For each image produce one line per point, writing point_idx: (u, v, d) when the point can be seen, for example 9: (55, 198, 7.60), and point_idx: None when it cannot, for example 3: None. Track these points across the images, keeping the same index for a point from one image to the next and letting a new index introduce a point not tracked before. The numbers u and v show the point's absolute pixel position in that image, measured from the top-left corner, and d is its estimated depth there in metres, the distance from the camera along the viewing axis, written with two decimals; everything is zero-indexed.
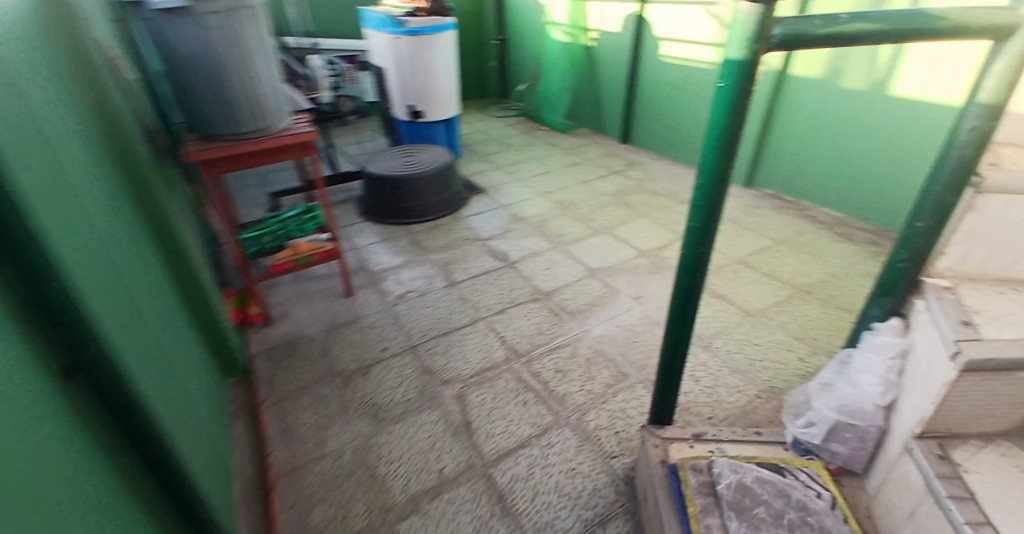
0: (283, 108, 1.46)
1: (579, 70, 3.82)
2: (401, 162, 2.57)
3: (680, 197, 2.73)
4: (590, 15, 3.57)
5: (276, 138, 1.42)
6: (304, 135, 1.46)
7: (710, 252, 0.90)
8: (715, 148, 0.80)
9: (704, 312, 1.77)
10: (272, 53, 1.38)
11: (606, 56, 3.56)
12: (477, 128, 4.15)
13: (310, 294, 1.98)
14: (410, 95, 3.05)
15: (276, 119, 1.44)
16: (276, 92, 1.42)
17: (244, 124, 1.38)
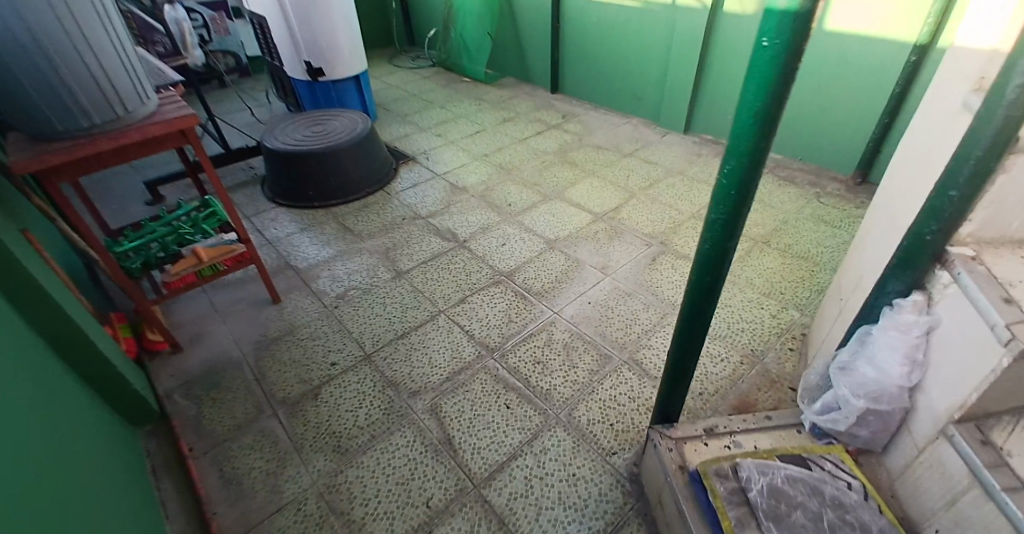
0: (145, 88, 1.13)
1: (495, 14, 3.46)
2: (311, 132, 2.23)
3: (623, 150, 2.62)
4: None
5: (144, 128, 1.11)
6: (181, 120, 1.15)
7: (734, 247, 0.73)
8: (750, 128, 0.62)
9: (672, 276, 1.69)
10: (112, 13, 1.04)
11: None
12: (393, 84, 3.75)
13: (230, 305, 1.69)
14: (306, 49, 2.63)
15: (138, 103, 1.11)
16: (129, 66, 1.08)
17: (93, 113, 1.04)
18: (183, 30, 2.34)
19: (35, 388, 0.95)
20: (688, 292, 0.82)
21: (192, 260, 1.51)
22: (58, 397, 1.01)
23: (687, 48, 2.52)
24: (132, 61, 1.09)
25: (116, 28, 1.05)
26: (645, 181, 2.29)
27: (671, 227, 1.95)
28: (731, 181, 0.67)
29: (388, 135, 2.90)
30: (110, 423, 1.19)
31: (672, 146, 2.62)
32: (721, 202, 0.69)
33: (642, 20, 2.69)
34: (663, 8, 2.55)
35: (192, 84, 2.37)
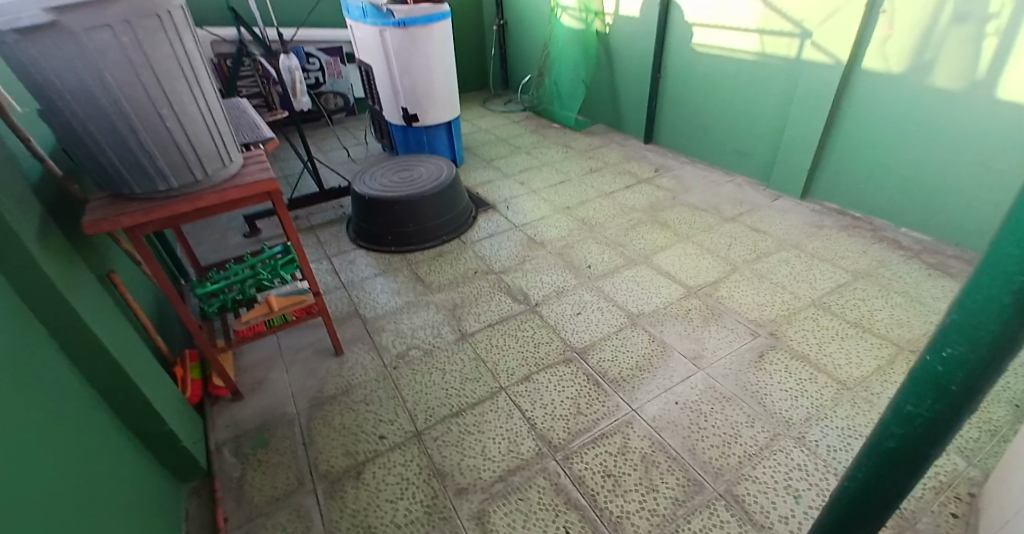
0: (229, 150, 1.08)
1: (593, 59, 3.35)
2: (397, 178, 2.19)
3: (725, 213, 2.33)
4: None
5: (222, 191, 1.06)
6: (260, 184, 1.09)
7: (938, 452, 0.51)
8: (987, 303, 0.42)
9: (783, 384, 1.40)
10: (206, 81, 1.00)
11: (623, 43, 3.12)
12: (483, 125, 3.74)
13: (295, 351, 1.59)
14: (403, 96, 2.66)
15: (219, 166, 1.06)
16: (215, 130, 1.03)
17: (169, 179, 1.00)
18: (294, 78, 2.34)
19: (83, 456, 0.89)
20: (842, 481, 0.60)
21: (263, 308, 1.42)
22: (106, 465, 0.94)
23: (814, 104, 2.21)
24: (218, 125, 1.04)
25: (204, 92, 1.00)
26: (751, 254, 2.00)
27: (781, 316, 1.65)
28: (950, 370, 0.45)
29: (473, 179, 2.84)
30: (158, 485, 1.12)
31: (785, 213, 2.29)
32: (920, 394, 0.48)
33: (758, 73, 2.43)
34: (785, 61, 2.29)
35: (298, 128, 2.42)
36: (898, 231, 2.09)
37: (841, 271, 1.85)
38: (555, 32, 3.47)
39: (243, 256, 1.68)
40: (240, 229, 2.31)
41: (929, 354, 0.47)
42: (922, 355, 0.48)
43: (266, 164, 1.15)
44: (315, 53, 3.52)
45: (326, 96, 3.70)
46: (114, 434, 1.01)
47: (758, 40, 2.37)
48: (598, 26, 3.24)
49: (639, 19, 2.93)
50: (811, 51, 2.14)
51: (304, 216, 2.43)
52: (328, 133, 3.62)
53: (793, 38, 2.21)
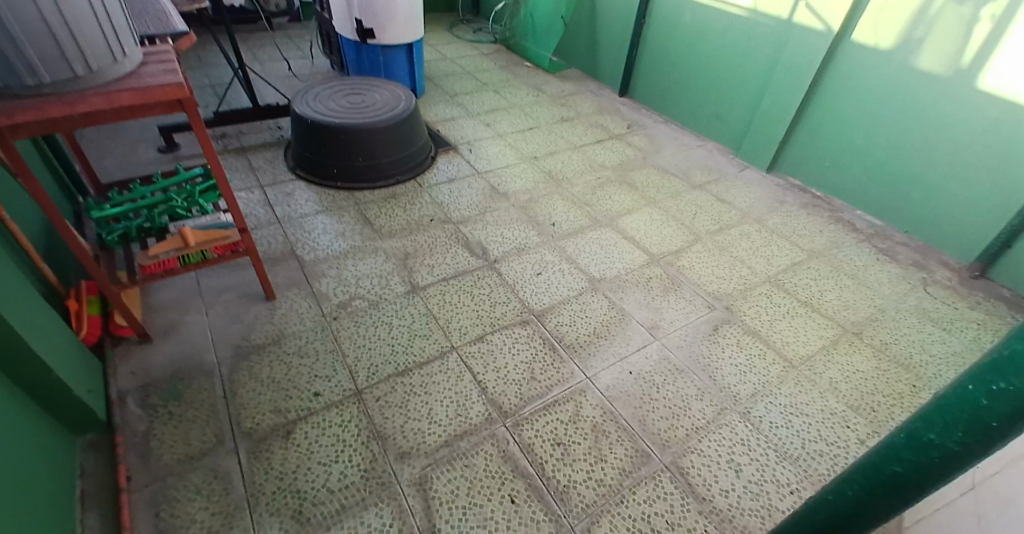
0: (121, 42, 0.90)
1: None
2: (347, 103, 1.96)
3: (692, 179, 2.29)
4: None
5: (109, 94, 0.87)
6: (162, 90, 0.92)
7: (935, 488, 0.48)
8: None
9: (736, 359, 1.41)
10: None
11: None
12: (448, 56, 3.46)
13: (216, 293, 1.42)
14: (358, 5, 2.35)
15: (108, 61, 0.88)
16: (100, 14, 0.84)
17: (39, 70, 0.81)
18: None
19: None
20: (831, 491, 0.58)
21: (177, 242, 1.23)
22: None
23: (797, 73, 2.16)
24: (106, 9, 0.85)
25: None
26: (715, 224, 1.98)
27: (739, 290, 1.65)
28: (996, 406, 0.41)
29: (433, 115, 2.63)
30: (47, 441, 0.98)
31: (749, 185, 2.28)
32: (951, 423, 0.44)
33: (745, 32, 2.34)
34: (776, 21, 2.20)
35: (227, 27, 2.10)
36: (854, 213, 2.15)
37: (798, 249, 1.87)
38: None
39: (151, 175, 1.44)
40: (156, 142, 2.02)
41: (974, 383, 0.42)
42: (965, 383, 0.43)
43: (170, 65, 0.97)
44: None
45: None
46: None
47: None
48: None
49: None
50: (804, 14, 2.07)
51: (234, 135, 2.16)
52: (271, 41, 3.22)
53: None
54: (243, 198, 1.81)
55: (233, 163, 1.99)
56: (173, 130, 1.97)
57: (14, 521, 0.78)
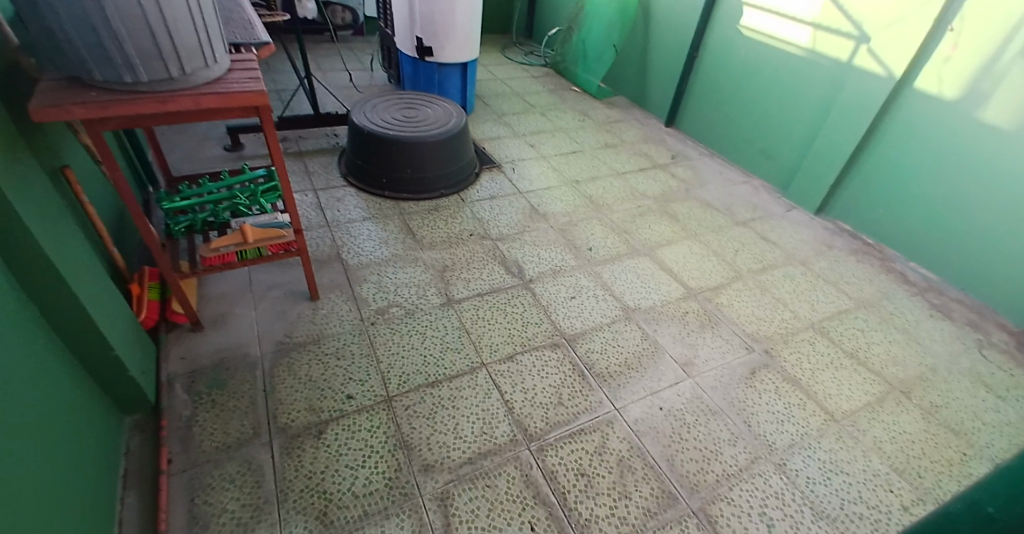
0: (212, 48, 0.95)
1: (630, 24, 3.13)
2: (401, 116, 2.03)
3: (737, 216, 2.25)
4: None
5: (197, 96, 0.93)
6: (244, 95, 0.97)
7: None
8: None
9: (772, 405, 1.36)
10: None
11: (666, 13, 2.91)
12: (500, 77, 3.54)
13: (264, 289, 1.48)
14: (420, 23, 2.45)
15: (200, 65, 0.93)
16: (198, 20, 0.89)
17: (136, 69, 0.86)
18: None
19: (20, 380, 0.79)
20: None
21: (236, 237, 1.29)
22: (44, 385, 0.85)
23: (854, 116, 2.10)
24: (203, 17, 0.91)
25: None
26: (757, 264, 1.93)
27: (778, 334, 1.60)
28: None
29: (481, 133, 2.68)
30: (100, 416, 1.03)
31: (796, 226, 2.22)
32: None
33: (802, 72, 2.30)
34: (835, 63, 2.16)
35: (297, 37, 2.21)
36: (908, 265, 2.06)
37: (844, 296, 1.80)
38: None
39: (217, 173, 1.53)
40: (221, 140, 2.14)
41: None
42: None
43: (253, 72, 1.03)
44: None
45: (335, 9, 3.42)
46: (54, 357, 0.91)
47: (811, 35, 2.23)
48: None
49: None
50: (865, 58, 2.03)
51: (294, 139, 2.26)
52: (334, 52, 3.37)
53: (849, 41, 2.10)
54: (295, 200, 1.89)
55: (289, 165, 2.08)
56: (239, 130, 2.08)
57: (65, 490, 0.83)
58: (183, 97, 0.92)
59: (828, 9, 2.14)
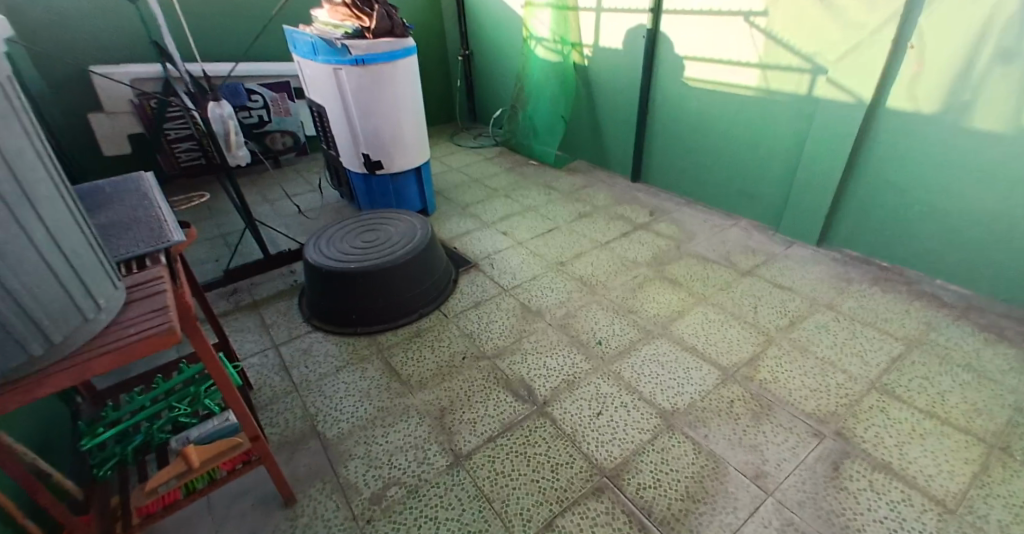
0: (93, 293, 0.71)
1: (571, 93, 3.16)
2: (365, 242, 1.91)
3: (740, 265, 2.07)
4: (581, 28, 2.97)
5: (82, 363, 0.69)
6: (148, 342, 0.73)
7: None
8: None
9: (877, 512, 1.11)
10: (44, 200, 0.65)
11: (604, 76, 2.94)
12: (455, 166, 3.45)
13: (228, 504, 1.17)
14: (364, 142, 2.32)
15: (77, 322, 0.69)
16: (62, 271, 0.66)
17: None
18: (228, 129, 1.88)
19: None
20: None
21: (179, 467, 1.01)
22: None
23: (830, 144, 2.01)
24: (73, 263, 0.68)
25: (45, 219, 0.64)
26: (782, 318, 1.73)
27: (842, 407, 1.36)
28: None
29: (446, 232, 2.54)
30: None
31: (805, 265, 2.05)
32: None
33: (763, 110, 2.23)
34: (793, 97, 2.11)
35: (234, 184, 2.04)
36: (935, 283, 1.90)
37: (889, 338, 1.62)
38: (530, 64, 3.26)
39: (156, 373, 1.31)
40: None
41: None
42: None
43: (165, 299, 0.79)
44: (257, 89, 3.19)
45: (273, 136, 3.36)
46: None
47: (760, 75, 2.19)
48: (577, 57, 3.07)
49: (624, 51, 2.75)
50: (825, 87, 1.96)
51: (246, 287, 2.06)
52: (280, 179, 3.23)
53: (802, 76, 2.05)
54: (255, 365, 1.66)
55: (243, 321, 1.87)
56: None
57: None
58: (63, 370, 0.69)
59: (769, 48, 2.12)
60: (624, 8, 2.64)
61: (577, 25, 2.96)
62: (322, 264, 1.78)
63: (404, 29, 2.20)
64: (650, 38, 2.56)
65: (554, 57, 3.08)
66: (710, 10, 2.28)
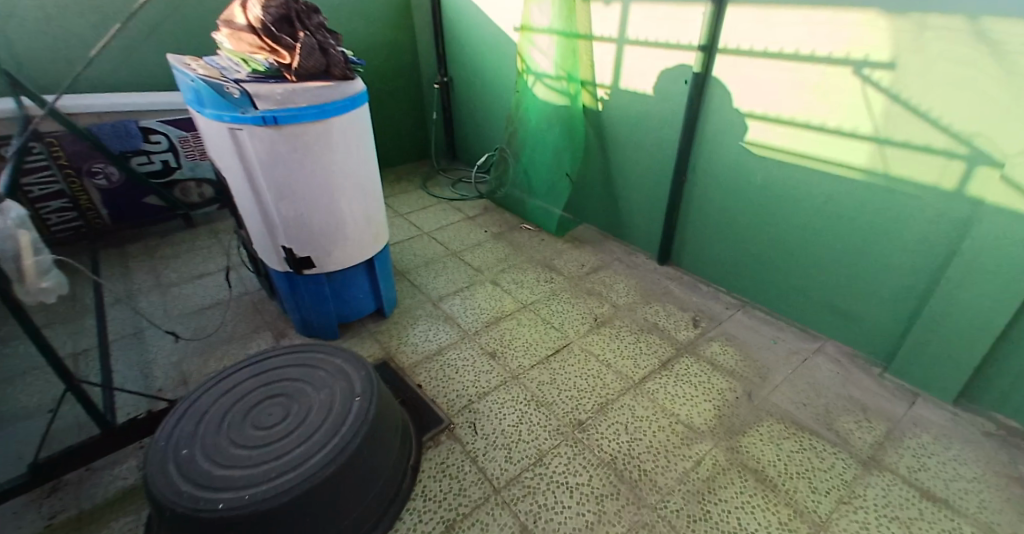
0: None
1: (576, 143, 2.46)
2: (261, 431, 1.21)
3: (858, 448, 1.38)
4: (594, 62, 2.29)
5: None
6: None
7: None
8: None
9: None
10: None
11: (625, 127, 2.27)
12: (428, 229, 2.71)
13: None
14: (282, 230, 1.63)
15: None
16: None
17: None
18: (20, 247, 1.14)
19: None
20: None
21: None
22: None
23: (995, 277, 1.37)
24: None
25: None
26: None
27: None
28: None
29: (412, 356, 1.80)
30: None
31: (961, 461, 1.36)
32: None
33: (879, 200, 1.57)
34: (927, 192, 1.47)
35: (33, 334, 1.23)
36: None
37: None
38: (526, 103, 2.61)
39: None
40: None
41: None
42: None
43: None
44: (158, 127, 2.50)
45: (185, 186, 2.68)
46: None
47: (874, 152, 1.54)
48: (588, 101, 2.39)
49: (655, 98, 2.10)
50: (992, 186, 1.34)
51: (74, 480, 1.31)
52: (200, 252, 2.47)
53: (954, 162, 1.40)
54: None
55: None
56: None
57: None
58: None
59: (893, 115, 1.48)
60: (658, 43, 2.01)
61: (589, 59, 2.29)
62: (174, 496, 1.08)
63: (344, 71, 1.61)
64: (694, 82, 1.88)
65: (558, 100, 2.44)
66: (795, 54, 1.63)
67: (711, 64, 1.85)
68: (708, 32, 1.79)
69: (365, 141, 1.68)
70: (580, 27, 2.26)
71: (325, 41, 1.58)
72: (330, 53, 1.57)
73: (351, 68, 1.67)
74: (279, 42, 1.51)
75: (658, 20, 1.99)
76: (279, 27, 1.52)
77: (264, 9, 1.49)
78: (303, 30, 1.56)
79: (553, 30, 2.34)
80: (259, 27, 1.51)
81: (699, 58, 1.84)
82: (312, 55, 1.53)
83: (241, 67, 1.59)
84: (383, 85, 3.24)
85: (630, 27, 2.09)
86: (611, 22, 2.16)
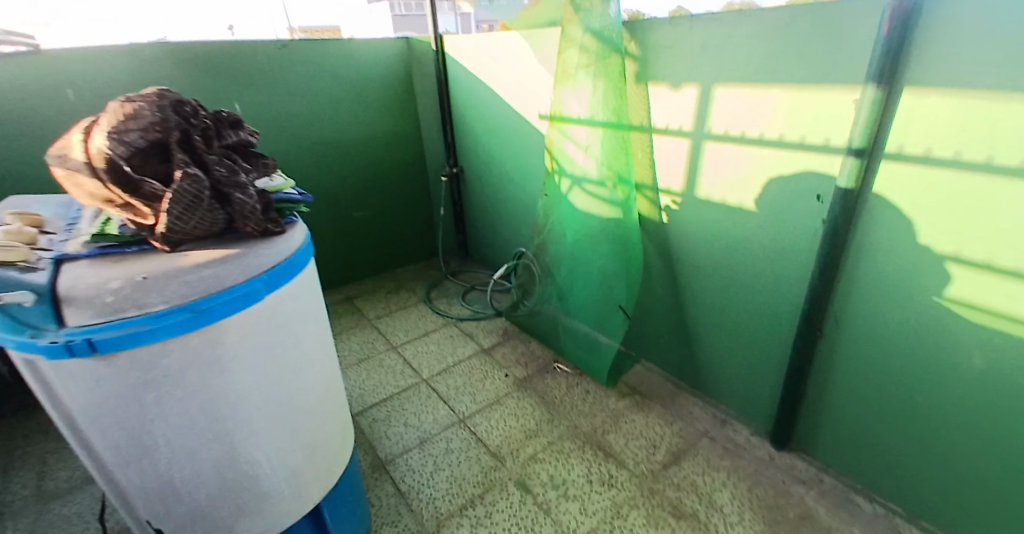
0: None
1: (632, 262, 1.87)
2: None
3: None
4: (655, 159, 1.76)
5: None
6: None
7: None
8: None
9: None
10: None
11: (700, 243, 1.70)
12: (434, 372, 2.16)
13: None
14: (137, 497, 1.00)
15: None
16: None
17: None
18: None
19: None
20: None
21: None
22: None
23: None
24: None
25: None
26: None
27: None
28: None
29: None
30: None
31: None
32: None
33: None
34: None
35: None
36: None
37: None
38: (564, 213, 2.08)
39: None
40: None
41: None
42: None
43: None
44: None
45: None
46: None
47: None
48: (646, 208, 1.85)
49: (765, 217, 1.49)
50: None
51: None
52: None
53: None
54: None
55: None
56: None
57: None
58: None
59: None
60: (764, 140, 1.43)
61: (649, 161, 1.78)
62: None
63: (257, 219, 1.01)
64: (838, 201, 1.27)
65: (608, 213, 1.89)
66: None
67: (868, 176, 1.24)
68: (866, 133, 1.18)
69: (299, 331, 1.04)
70: (635, 117, 1.76)
71: (231, 176, 1.00)
72: (236, 194, 0.99)
73: (274, 210, 1.08)
74: (139, 184, 0.91)
75: (758, 109, 1.42)
76: (137, 162, 0.91)
77: (117, 132, 0.89)
78: (190, 160, 0.96)
79: (596, 123, 1.81)
80: (102, 167, 0.89)
81: (848, 170, 1.24)
82: (199, 201, 0.94)
83: (88, 227, 1.08)
84: (382, 178, 2.77)
85: (712, 118, 1.55)
86: (680, 109, 1.62)
